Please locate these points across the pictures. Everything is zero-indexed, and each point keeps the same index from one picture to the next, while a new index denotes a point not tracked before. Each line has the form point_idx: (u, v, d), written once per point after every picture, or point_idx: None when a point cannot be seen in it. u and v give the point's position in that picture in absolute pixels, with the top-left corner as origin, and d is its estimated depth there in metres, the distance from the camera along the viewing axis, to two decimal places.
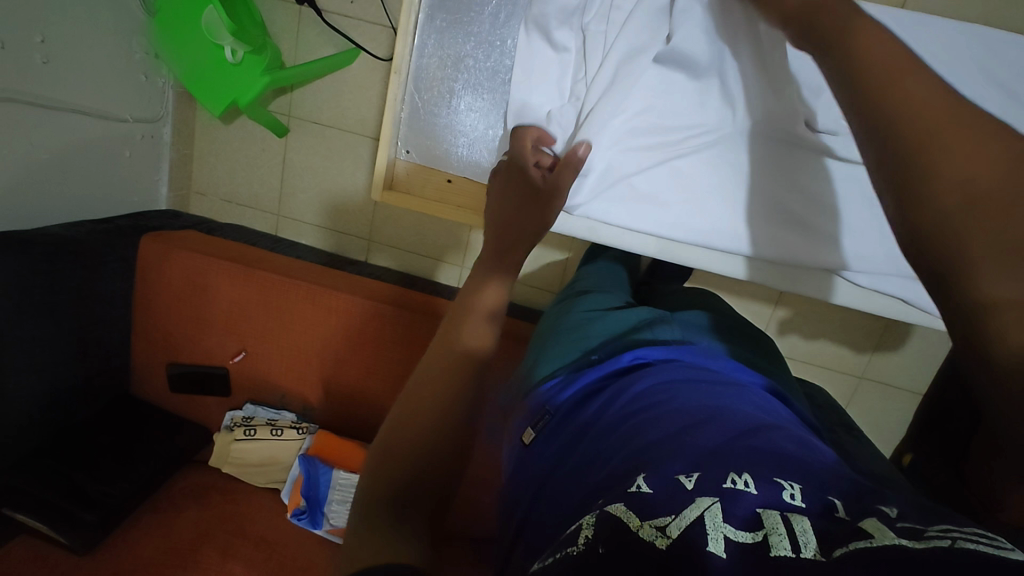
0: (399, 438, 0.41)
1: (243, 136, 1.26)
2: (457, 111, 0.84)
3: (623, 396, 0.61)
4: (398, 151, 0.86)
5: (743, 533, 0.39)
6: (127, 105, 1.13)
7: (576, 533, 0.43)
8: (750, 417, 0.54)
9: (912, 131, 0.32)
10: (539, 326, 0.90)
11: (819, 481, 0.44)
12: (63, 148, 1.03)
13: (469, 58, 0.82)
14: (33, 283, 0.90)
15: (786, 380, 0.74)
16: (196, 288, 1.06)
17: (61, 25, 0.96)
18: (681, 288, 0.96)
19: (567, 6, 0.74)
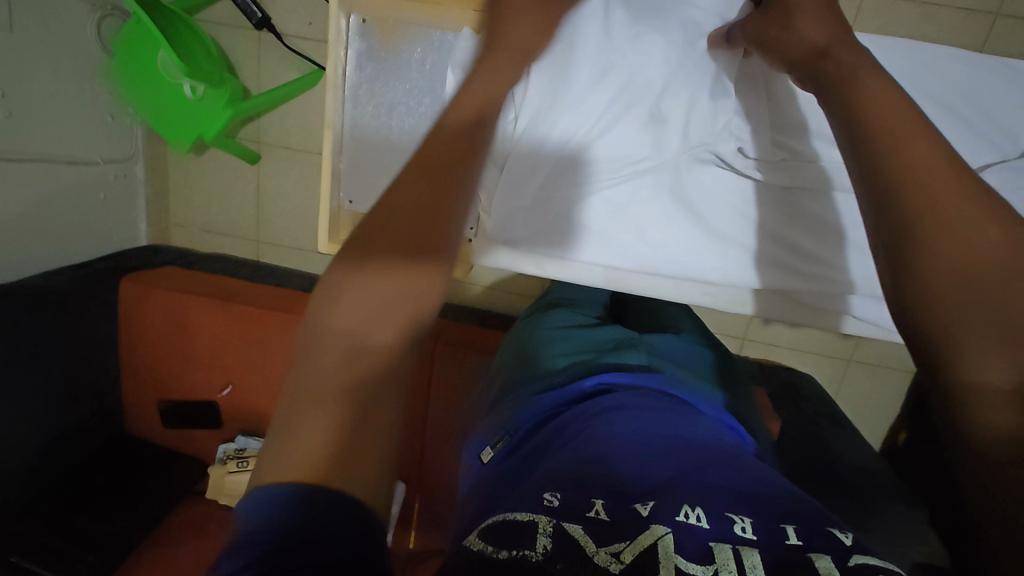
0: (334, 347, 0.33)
1: (215, 166, 1.26)
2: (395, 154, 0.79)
3: (586, 415, 0.62)
4: (342, 200, 0.81)
5: (694, 565, 0.39)
6: (96, 147, 1.13)
7: (531, 537, 0.41)
8: (709, 451, 0.55)
9: (929, 193, 0.38)
10: (508, 340, 0.90)
11: (770, 512, 0.45)
12: (35, 198, 1.04)
13: (403, 105, 0.77)
14: (17, 337, 0.92)
15: (746, 409, 0.75)
16: (178, 327, 1.08)
17: (21, 78, 0.97)
18: (654, 301, 0.97)
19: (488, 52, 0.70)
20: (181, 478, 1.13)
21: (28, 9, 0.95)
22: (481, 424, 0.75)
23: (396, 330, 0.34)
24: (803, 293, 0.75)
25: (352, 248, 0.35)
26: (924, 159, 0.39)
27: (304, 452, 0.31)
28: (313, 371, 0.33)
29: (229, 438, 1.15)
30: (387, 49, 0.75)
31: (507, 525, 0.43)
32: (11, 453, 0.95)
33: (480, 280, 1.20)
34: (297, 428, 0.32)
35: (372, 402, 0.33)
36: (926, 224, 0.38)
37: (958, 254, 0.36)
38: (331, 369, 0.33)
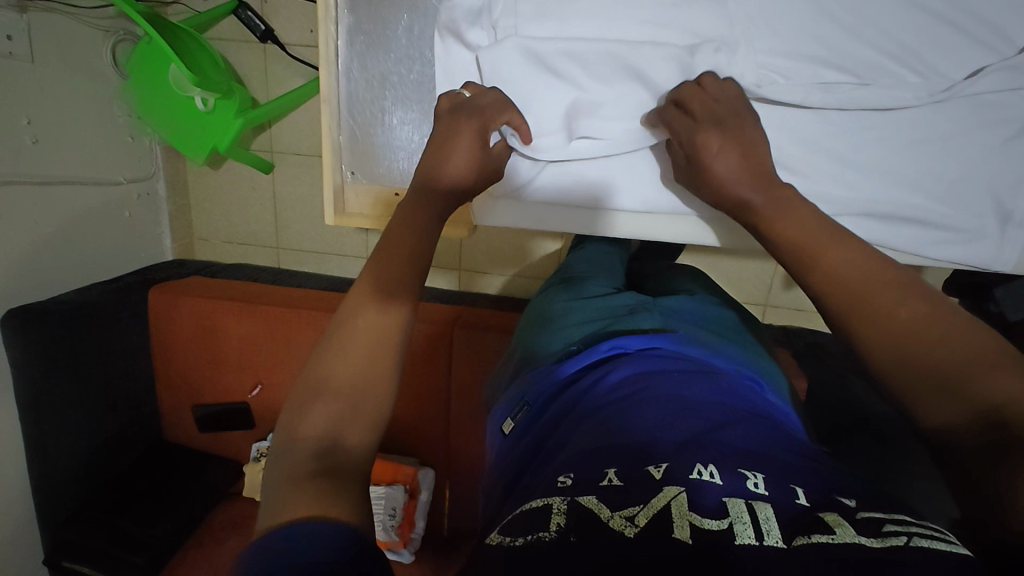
0: (335, 364, 0.45)
1: (232, 178, 1.30)
2: (389, 126, 0.73)
3: (601, 384, 0.60)
4: (343, 175, 0.76)
5: (709, 520, 0.38)
6: (119, 168, 1.18)
7: (545, 519, 0.40)
8: (726, 409, 0.53)
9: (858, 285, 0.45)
10: (528, 314, 0.90)
11: (784, 468, 0.44)
12: (65, 219, 1.09)
13: (395, 74, 0.71)
14: (54, 349, 0.96)
15: (767, 364, 0.72)
16: (206, 331, 1.11)
17: (44, 105, 1.02)
18: (669, 266, 0.97)
19: (472, 4, 0.63)
20: (218, 480, 1.16)
21: (44, 39, 1.00)
22: (502, 394, 0.75)
23: (385, 347, 0.47)
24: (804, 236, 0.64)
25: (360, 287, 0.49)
26: (844, 258, 0.47)
27: (291, 496, 0.37)
28: (290, 455, 0.41)
29: (261, 437, 1.18)
30: (377, 18, 0.68)
31: (522, 517, 0.43)
32: (55, 462, 0.99)
33: (495, 265, 1.21)
34: (308, 435, 0.42)
35: (346, 467, 0.41)
36: (862, 318, 0.44)
37: (890, 329, 0.43)
38: (305, 451, 0.41)
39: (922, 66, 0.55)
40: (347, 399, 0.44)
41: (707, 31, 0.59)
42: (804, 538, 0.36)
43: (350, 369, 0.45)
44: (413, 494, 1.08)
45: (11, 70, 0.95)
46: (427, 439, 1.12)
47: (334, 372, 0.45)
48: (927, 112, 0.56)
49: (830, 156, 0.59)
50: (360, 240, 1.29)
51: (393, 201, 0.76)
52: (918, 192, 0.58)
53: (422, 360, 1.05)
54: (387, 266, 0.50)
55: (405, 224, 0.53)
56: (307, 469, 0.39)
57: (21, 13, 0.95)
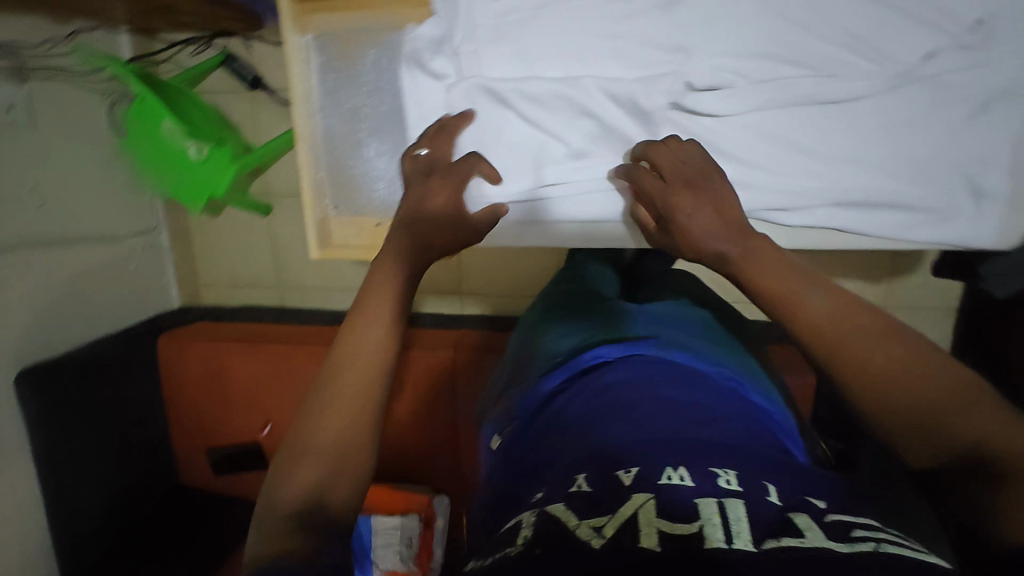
0: (324, 405, 0.47)
1: (233, 223, 1.34)
2: (367, 158, 0.74)
3: (585, 390, 0.61)
4: (326, 209, 0.77)
5: (678, 526, 0.42)
6: (122, 224, 1.22)
7: (515, 533, 0.44)
8: (704, 409, 0.55)
9: (836, 337, 0.44)
10: (523, 324, 0.91)
11: (749, 465, 0.47)
12: (73, 277, 1.13)
13: (367, 107, 0.73)
14: (69, 404, 0.99)
15: (757, 363, 0.74)
16: (213, 375, 1.13)
17: (48, 169, 1.06)
18: (664, 271, 0.99)
19: (431, 36, 0.65)
20: (236, 523, 1.17)
21: (45, 108, 1.05)
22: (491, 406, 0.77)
23: (370, 383, 0.48)
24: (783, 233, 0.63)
25: (346, 327, 0.51)
26: (824, 300, 0.45)
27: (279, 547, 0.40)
28: (275, 505, 0.43)
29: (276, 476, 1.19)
30: (345, 56, 0.71)
31: (498, 537, 0.45)
32: (75, 515, 1.01)
33: (492, 287, 1.23)
34: (297, 481, 0.44)
35: (332, 517, 0.43)
36: (842, 365, 0.43)
37: (878, 382, 0.42)
38: (291, 501, 0.43)
39: (874, 53, 0.56)
40: (334, 448, 0.45)
41: (662, 38, 0.60)
42: (774, 541, 0.39)
43: (337, 417, 0.47)
44: (430, 521, 1.07)
45: (15, 139, 1.00)
46: (439, 465, 1.12)
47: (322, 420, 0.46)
48: (884, 97, 0.56)
49: (795, 149, 0.59)
50: (360, 273, 1.31)
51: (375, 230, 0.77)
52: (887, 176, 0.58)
53: (425, 387, 1.06)
54: (376, 310, 0.51)
55: (390, 262, 0.54)
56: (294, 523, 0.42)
57: (21, 85, 1.00)
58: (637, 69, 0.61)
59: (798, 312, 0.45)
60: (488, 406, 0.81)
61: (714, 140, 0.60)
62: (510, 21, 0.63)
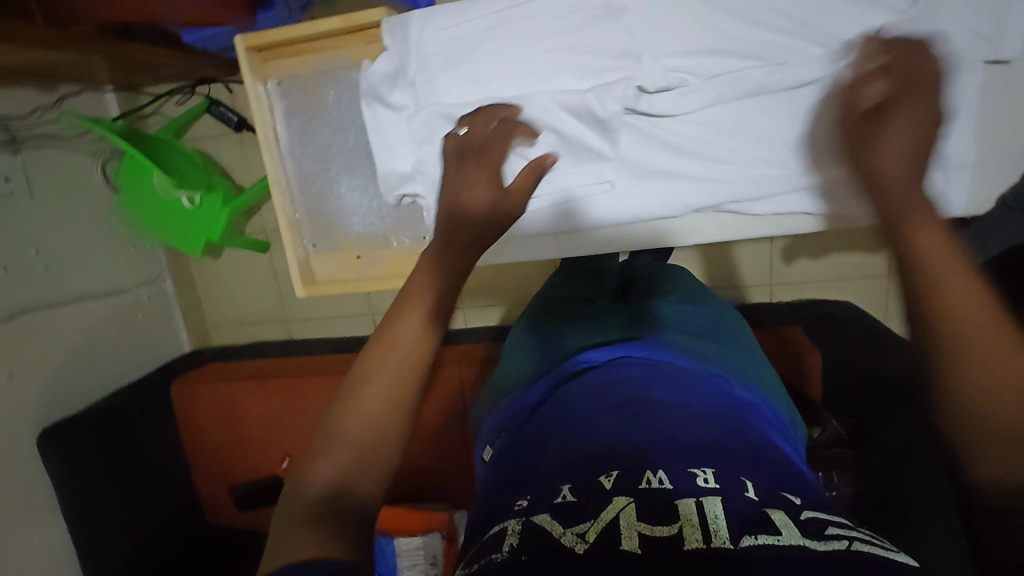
0: (364, 391, 0.47)
1: (233, 262, 1.36)
2: (339, 194, 0.82)
3: (569, 394, 0.68)
4: (306, 248, 0.84)
5: (660, 528, 0.47)
6: (126, 276, 1.25)
7: (501, 541, 0.48)
8: (679, 411, 0.61)
9: (949, 296, 0.40)
10: (517, 328, 0.95)
11: (721, 466, 0.53)
12: (84, 333, 1.16)
13: (333, 145, 0.80)
14: (91, 457, 1.02)
15: (743, 358, 0.79)
16: (227, 413, 1.15)
17: (49, 232, 1.09)
18: (653, 263, 1.03)
19: (387, 71, 0.72)
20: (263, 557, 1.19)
21: (40, 174, 1.08)
22: (484, 412, 0.82)
23: (410, 372, 0.47)
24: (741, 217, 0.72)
25: (390, 311, 0.49)
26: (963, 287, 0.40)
27: (297, 541, 0.40)
28: (298, 497, 0.43)
29: None
30: (304, 99, 0.79)
31: (487, 541, 0.50)
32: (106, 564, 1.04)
33: (492, 297, 1.24)
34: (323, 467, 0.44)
35: (353, 519, 0.43)
36: (942, 324, 0.40)
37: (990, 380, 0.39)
38: (313, 496, 0.43)
39: (818, 35, 0.62)
40: (362, 444, 0.45)
41: (611, 47, 0.67)
42: (749, 540, 0.44)
43: (367, 412, 0.46)
44: (452, 537, 1.06)
45: (14, 207, 1.03)
46: (456, 480, 1.13)
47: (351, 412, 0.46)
48: (829, 78, 0.63)
49: (752, 138, 0.68)
50: (362, 299, 1.33)
51: (360, 262, 0.84)
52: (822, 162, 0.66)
53: (436, 406, 1.07)
54: (418, 301, 0.49)
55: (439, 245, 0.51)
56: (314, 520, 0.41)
57: (14, 154, 1.04)
58: (588, 78, 0.68)
59: (929, 269, 0.41)
60: (482, 410, 0.85)
61: (675, 139, 0.70)
62: (462, 49, 0.70)
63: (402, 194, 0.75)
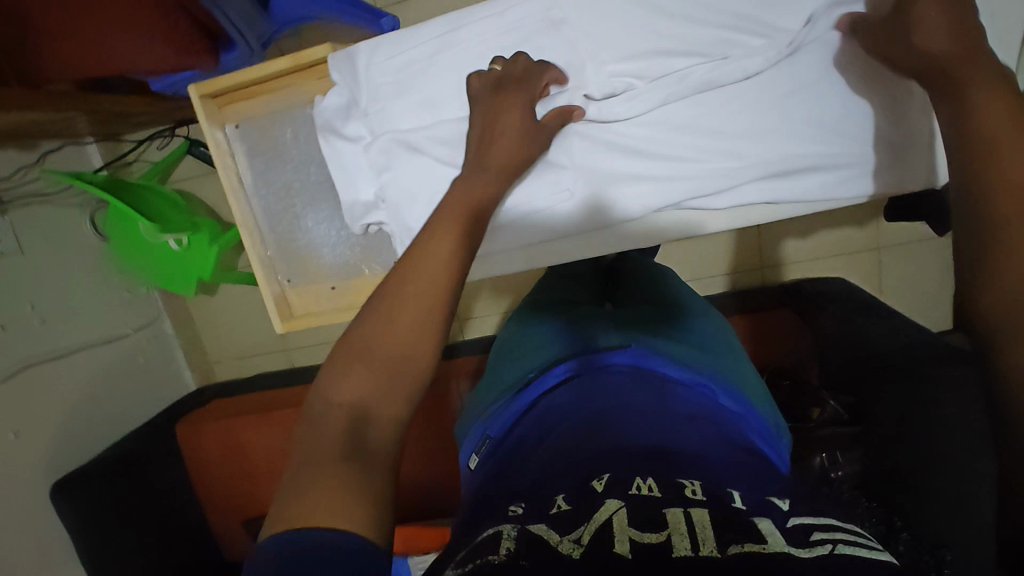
0: (380, 343, 0.47)
1: (231, 298, 1.38)
2: (308, 228, 0.86)
3: (557, 407, 0.70)
4: (281, 282, 0.88)
5: (648, 534, 0.45)
6: (124, 321, 1.27)
7: (496, 544, 0.46)
8: (664, 424, 0.63)
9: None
10: (497, 345, 0.97)
11: (708, 478, 0.54)
12: (89, 382, 1.17)
13: (296, 182, 0.85)
14: (103, 505, 1.03)
15: (722, 361, 0.81)
16: (235, 447, 1.18)
17: (42, 288, 1.11)
18: (643, 265, 1.06)
19: (339, 105, 0.76)
20: None
21: (30, 231, 1.10)
22: (467, 424, 0.82)
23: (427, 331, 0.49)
24: (708, 217, 0.73)
25: (406, 272, 0.51)
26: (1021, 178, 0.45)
27: (314, 493, 0.39)
28: (323, 425, 0.44)
29: None
30: (264, 139, 0.83)
31: (480, 542, 0.48)
32: None
33: None
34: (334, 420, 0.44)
35: (376, 453, 0.43)
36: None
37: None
38: (339, 423, 0.44)
39: (763, 29, 0.66)
40: (377, 387, 0.46)
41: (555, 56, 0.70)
42: (737, 546, 0.44)
43: (394, 348, 0.48)
44: None
45: (7, 267, 1.05)
46: None
47: (380, 342, 0.48)
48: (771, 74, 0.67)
49: (708, 134, 0.70)
50: None
51: (334, 293, 0.88)
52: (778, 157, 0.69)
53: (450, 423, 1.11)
54: (431, 258, 0.51)
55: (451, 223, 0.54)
56: (342, 448, 0.42)
57: (2, 215, 1.05)
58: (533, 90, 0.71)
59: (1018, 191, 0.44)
60: (466, 422, 0.85)
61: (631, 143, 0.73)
62: (408, 77, 0.73)
63: (367, 222, 0.80)
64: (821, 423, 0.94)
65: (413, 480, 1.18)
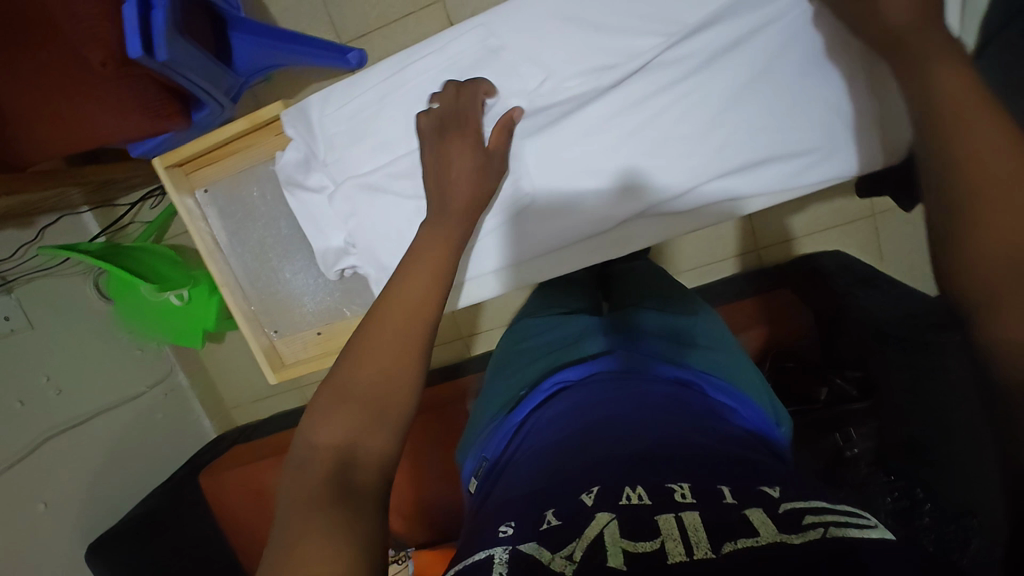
0: (361, 382, 0.50)
1: (239, 342, 1.40)
2: (288, 279, 0.89)
3: (550, 420, 0.71)
4: (270, 334, 0.91)
5: (642, 544, 0.45)
6: (139, 378, 1.30)
7: (489, 568, 0.46)
8: (652, 422, 0.64)
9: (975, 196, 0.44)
10: (492, 363, 0.98)
11: (697, 476, 0.54)
12: (110, 444, 1.20)
13: (270, 237, 0.88)
14: (136, 563, 1.06)
15: (715, 356, 0.81)
16: (258, 491, 1.20)
17: (56, 359, 1.14)
18: (640, 269, 1.06)
19: (296, 162, 0.79)
20: None
21: (37, 306, 1.13)
22: (468, 447, 0.83)
23: (406, 367, 0.52)
24: (678, 213, 0.73)
25: (388, 312, 0.54)
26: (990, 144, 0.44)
27: (298, 537, 0.39)
28: (305, 466, 0.45)
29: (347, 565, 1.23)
30: (233, 199, 0.87)
31: (471, 566, 0.48)
32: None
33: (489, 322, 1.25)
34: (309, 466, 0.45)
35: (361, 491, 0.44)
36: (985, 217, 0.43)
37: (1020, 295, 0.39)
38: (325, 465, 0.45)
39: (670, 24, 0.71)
40: (360, 419, 0.48)
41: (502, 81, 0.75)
42: (730, 545, 0.43)
43: (375, 389, 0.50)
44: None
45: (18, 343, 1.08)
46: None
47: (358, 378, 0.50)
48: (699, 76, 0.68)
49: (665, 138, 0.71)
50: None
51: (319, 338, 0.90)
52: (738, 146, 0.69)
53: None
54: (414, 300, 0.55)
55: (429, 263, 0.58)
56: (326, 487, 0.43)
57: (9, 294, 1.08)
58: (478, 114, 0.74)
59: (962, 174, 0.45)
60: (465, 446, 0.86)
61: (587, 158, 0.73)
62: (362, 122, 0.78)
63: (341, 269, 0.82)
64: (828, 404, 0.96)
65: (437, 502, 1.18)
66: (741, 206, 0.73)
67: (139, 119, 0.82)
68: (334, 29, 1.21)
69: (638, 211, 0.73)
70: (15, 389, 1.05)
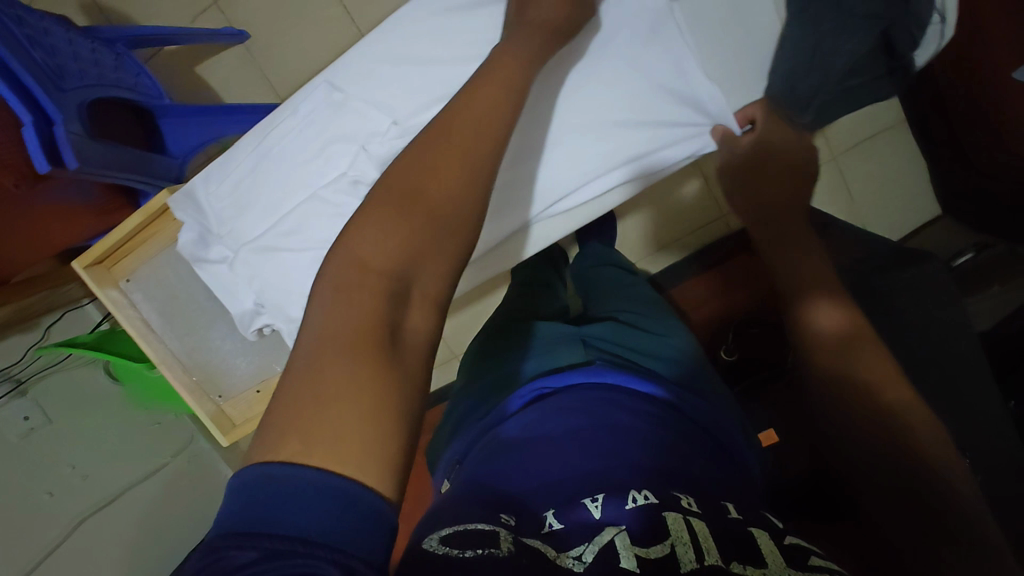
0: (441, 189, 0.51)
1: None
2: (218, 344, 0.98)
3: (543, 405, 0.66)
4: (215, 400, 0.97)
5: (652, 549, 0.44)
6: (161, 450, 1.38)
7: (495, 540, 0.44)
8: (658, 431, 0.61)
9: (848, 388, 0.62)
10: (460, 376, 0.96)
11: (703, 494, 0.54)
12: (139, 519, 1.28)
13: (197, 304, 0.97)
14: None
15: (698, 367, 0.80)
16: None
17: (76, 447, 1.23)
18: (587, 264, 1.07)
19: (193, 240, 0.84)
20: None
21: (55, 401, 1.23)
22: (447, 452, 0.79)
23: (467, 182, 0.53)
24: (620, 168, 0.79)
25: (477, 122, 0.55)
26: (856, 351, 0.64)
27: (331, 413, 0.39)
28: (360, 279, 0.47)
29: None
30: (155, 284, 0.95)
31: (470, 532, 0.45)
32: None
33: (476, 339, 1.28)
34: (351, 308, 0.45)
35: (407, 341, 0.45)
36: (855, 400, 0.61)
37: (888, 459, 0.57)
38: (383, 285, 0.46)
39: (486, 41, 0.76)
40: (412, 240, 0.49)
41: (348, 127, 0.80)
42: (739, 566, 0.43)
43: (443, 204, 0.51)
44: None
45: (36, 442, 1.18)
46: None
47: (429, 189, 0.51)
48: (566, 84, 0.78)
49: (580, 130, 0.79)
50: None
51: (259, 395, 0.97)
52: (619, 129, 0.78)
53: None
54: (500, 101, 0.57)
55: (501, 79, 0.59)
56: (370, 338, 0.43)
57: (23, 396, 1.18)
58: (331, 163, 0.79)
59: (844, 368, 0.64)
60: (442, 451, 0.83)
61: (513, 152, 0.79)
62: (237, 198, 0.84)
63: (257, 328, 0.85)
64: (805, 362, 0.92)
65: None
66: (638, 180, 0.81)
67: (88, 219, 0.90)
68: (270, 86, 1.26)
69: (594, 177, 0.79)
70: (43, 483, 1.16)
